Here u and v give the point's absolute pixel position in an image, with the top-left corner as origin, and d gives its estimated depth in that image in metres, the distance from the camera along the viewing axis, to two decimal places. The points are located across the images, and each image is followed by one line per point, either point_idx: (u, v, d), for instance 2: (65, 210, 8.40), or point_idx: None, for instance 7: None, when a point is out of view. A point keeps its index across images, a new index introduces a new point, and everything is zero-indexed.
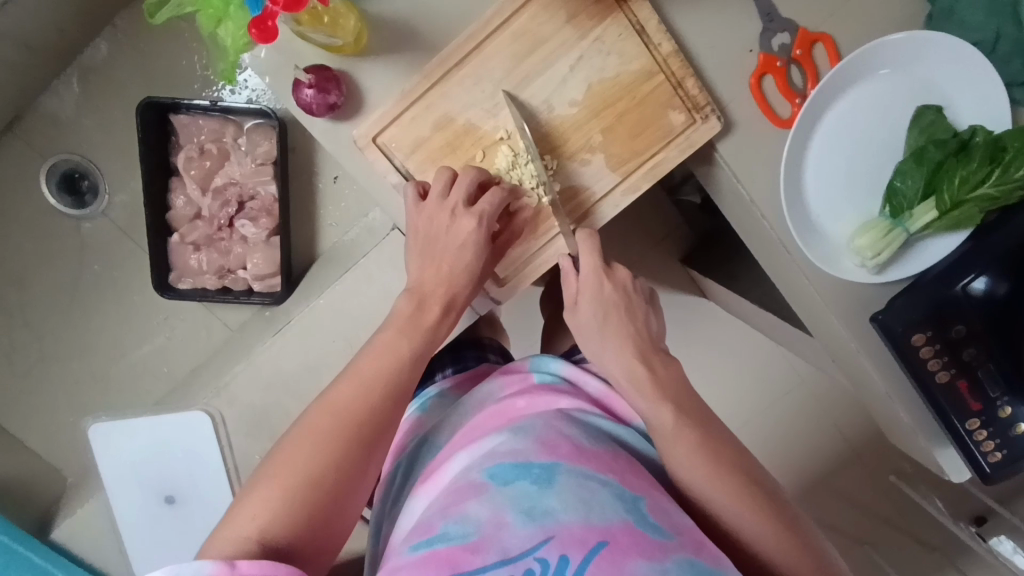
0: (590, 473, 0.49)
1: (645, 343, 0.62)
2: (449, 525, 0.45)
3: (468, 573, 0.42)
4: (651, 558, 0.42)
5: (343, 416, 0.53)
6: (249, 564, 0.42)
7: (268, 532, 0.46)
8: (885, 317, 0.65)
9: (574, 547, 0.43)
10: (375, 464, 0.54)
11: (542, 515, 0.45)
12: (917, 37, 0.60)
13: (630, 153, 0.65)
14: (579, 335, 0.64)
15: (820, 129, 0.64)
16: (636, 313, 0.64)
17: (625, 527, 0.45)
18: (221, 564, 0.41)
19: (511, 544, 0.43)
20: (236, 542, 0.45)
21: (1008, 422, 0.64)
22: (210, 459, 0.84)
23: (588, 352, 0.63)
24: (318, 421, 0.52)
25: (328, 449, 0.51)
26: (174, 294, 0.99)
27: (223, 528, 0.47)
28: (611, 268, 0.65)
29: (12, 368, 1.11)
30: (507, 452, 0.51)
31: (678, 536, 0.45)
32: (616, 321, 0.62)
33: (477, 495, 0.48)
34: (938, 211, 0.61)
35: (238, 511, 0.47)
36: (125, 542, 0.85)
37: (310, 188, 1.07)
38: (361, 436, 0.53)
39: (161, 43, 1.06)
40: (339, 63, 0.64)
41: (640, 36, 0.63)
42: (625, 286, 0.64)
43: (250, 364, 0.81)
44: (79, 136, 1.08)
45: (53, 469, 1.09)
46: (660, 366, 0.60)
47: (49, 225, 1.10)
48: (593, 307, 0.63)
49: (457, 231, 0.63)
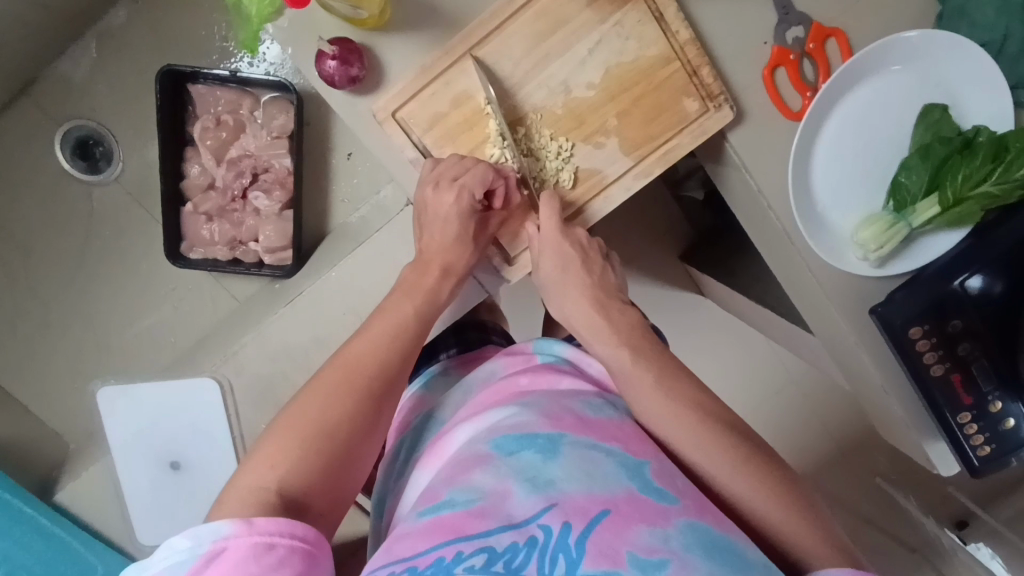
0: (595, 444, 0.50)
1: (603, 293, 0.67)
2: (454, 493, 0.47)
3: (473, 537, 0.43)
4: (654, 525, 0.43)
5: (349, 369, 0.55)
6: (266, 520, 0.44)
7: (286, 482, 0.48)
8: (885, 310, 0.66)
9: (577, 516, 0.44)
10: (382, 421, 0.56)
11: (546, 485, 0.46)
12: (927, 36, 0.62)
13: (644, 139, 0.66)
14: (545, 291, 0.68)
15: (829, 122, 0.65)
16: (593, 267, 0.67)
17: (629, 496, 0.45)
18: (238, 523, 0.43)
19: (516, 512, 0.45)
20: (255, 491, 0.47)
21: (998, 417, 0.66)
22: (216, 428, 0.82)
23: (555, 310, 0.68)
24: (329, 376, 0.55)
25: (339, 401, 0.53)
26: (186, 263, 0.99)
27: (241, 479, 0.48)
28: (571, 227, 0.67)
29: (17, 331, 1.12)
30: (511, 425, 0.53)
31: (682, 501, 0.46)
32: (575, 271, 0.66)
33: (482, 464, 0.49)
34: (941, 206, 0.63)
35: (254, 464, 0.49)
36: (127, 505, 0.84)
37: (323, 164, 1.07)
38: (373, 392, 0.55)
39: (181, 12, 1.06)
40: (361, 37, 0.65)
41: (658, 22, 0.64)
42: (581, 242, 0.66)
43: (260, 335, 0.80)
44: (95, 102, 1.08)
45: (54, 434, 1.08)
46: (618, 312, 0.65)
47: (59, 192, 1.10)
48: (553, 261, 0.66)
49: (439, 203, 0.64)
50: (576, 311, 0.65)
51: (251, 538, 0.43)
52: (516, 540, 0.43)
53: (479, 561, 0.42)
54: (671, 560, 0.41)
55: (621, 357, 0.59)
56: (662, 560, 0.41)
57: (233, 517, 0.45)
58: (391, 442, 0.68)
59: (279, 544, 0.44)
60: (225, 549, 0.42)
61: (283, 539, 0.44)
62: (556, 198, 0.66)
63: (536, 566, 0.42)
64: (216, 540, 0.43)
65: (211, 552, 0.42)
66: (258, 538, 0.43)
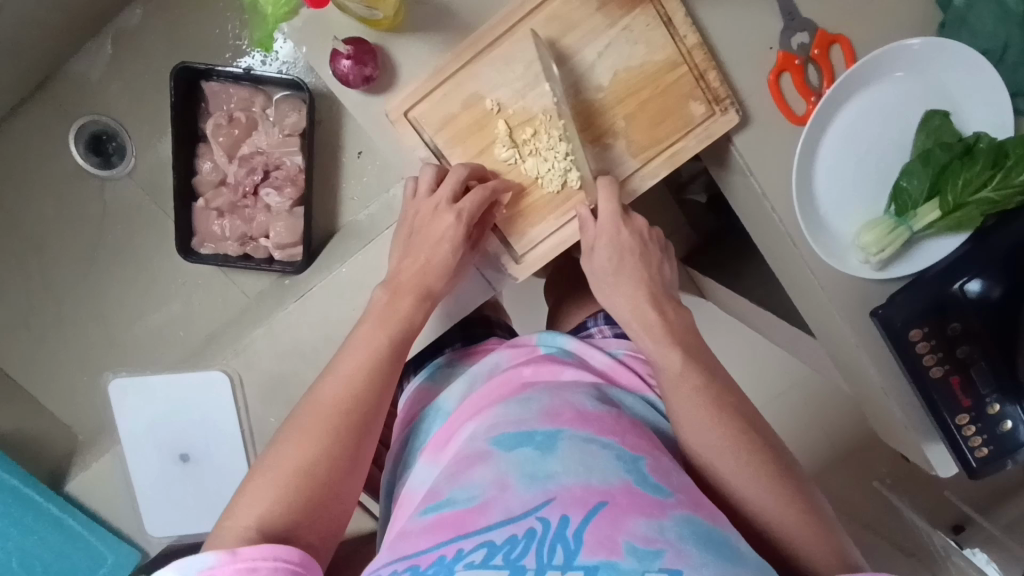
0: (593, 438, 0.51)
1: (658, 288, 0.65)
2: (455, 492, 0.48)
3: (474, 534, 0.44)
4: (649, 516, 0.44)
5: (325, 406, 0.56)
6: (250, 549, 0.46)
7: (267, 520, 0.50)
8: (886, 311, 0.67)
9: (574, 508, 0.45)
10: (364, 453, 0.56)
11: (545, 478, 0.47)
12: (929, 44, 0.63)
13: (651, 141, 0.67)
14: (594, 279, 0.67)
15: (832, 127, 0.66)
16: (650, 260, 0.67)
17: (625, 488, 0.46)
18: (222, 553, 0.45)
19: (515, 505, 0.46)
20: (238, 532, 0.49)
21: (995, 419, 0.67)
22: (226, 421, 0.83)
23: (604, 300, 0.66)
24: (304, 414, 0.56)
25: (316, 437, 0.54)
26: (197, 258, 1.00)
27: (227, 522, 0.50)
28: (631, 216, 0.67)
29: (28, 325, 1.13)
30: (510, 422, 0.54)
31: (678, 495, 0.47)
32: (630, 263, 0.65)
33: (482, 461, 0.50)
34: (942, 211, 0.64)
35: (239, 505, 0.51)
36: (137, 495, 0.85)
37: (333, 162, 1.09)
38: (350, 422, 0.56)
39: (196, 10, 1.07)
40: (376, 37, 0.66)
41: (666, 27, 0.65)
42: (640, 232, 0.67)
43: (270, 330, 0.80)
44: (109, 98, 1.09)
45: (64, 427, 1.09)
46: (672, 311, 0.64)
47: (72, 187, 1.11)
48: (609, 252, 0.66)
49: (437, 228, 0.66)
50: (625, 307, 0.64)
51: (236, 565, 0.45)
52: (515, 532, 0.44)
53: (480, 556, 0.42)
54: (667, 550, 0.41)
55: (661, 353, 0.59)
56: (657, 549, 0.41)
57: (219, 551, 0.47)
58: (398, 434, 0.69)
59: (263, 567, 0.46)
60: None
61: (267, 563, 0.46)
62: (616, 182, 0.66)
63: (535, 556, 0.42)
64: (202, 570, 0.44)
65: None
66: (241, 564, 0.45)
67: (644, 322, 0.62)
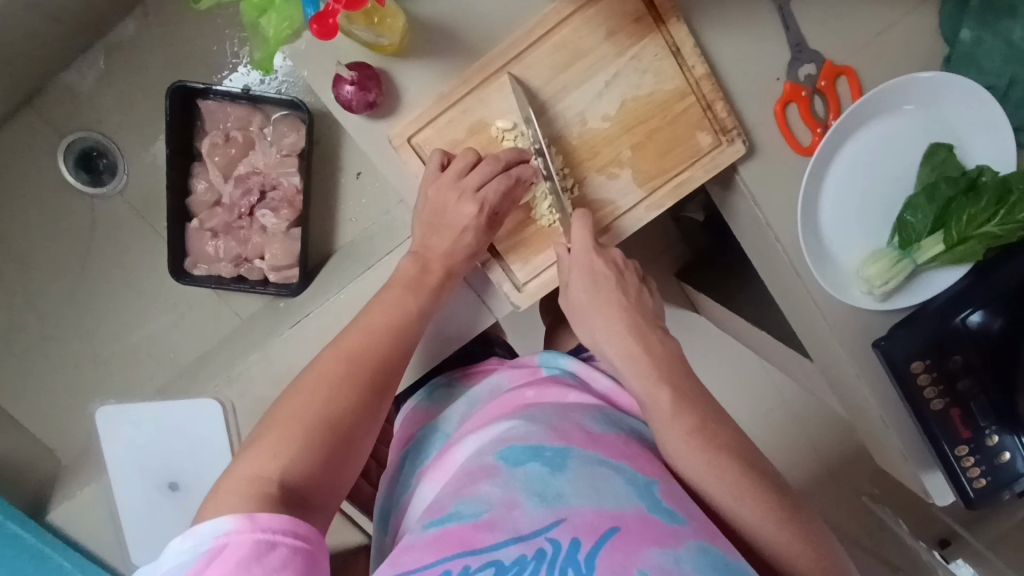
0: (604, 460, 0.50)
1: (639, 317, 0.64)
2: (461, 507, 0.46)
3: (480, 551, 0.43)
4: (665, 545, 0.42)
5: (354, 360, 0.57)
6: (268, 517, 0.45)
7: (289, 473, 0.50)
8: (888, 344, 0.66)
9: (585, 532, 0.43)
10: (383, 411, 0.58)
11: (555, 498, 0.46)
12: (940, 77, 0.63)
13: (658, 170, 0.67)
14: (575, 314, 0.66)
15: (838, 159, 0.66)
16: (628, 289, 0.65)
17: (638, 514, 0.45)
18: (241, 519, 0.44)
19: (523, 524, 0.44)
20: (251, 478, 0.48)
21: (993, 451, 0.67)
22: (217, 450, 0.81)
23: (586, 335, 0.66)
24: (329, 364, 0.56)
25: (339, 394, 0.55)
26: (190, 280, 0.98)
27: (240, 467, 0.50)
28: (604, 246, 0.65)
29: (12, 342, 1.10)
30: (518, 438, 0.53)
31: (692, 523, 0.45)
32: (605, 291, 0.64)
33: (490, 478, 0.49)
34: (946, 245, 0.64)
35: (254, 455, 0.50)
36: (122, 528, 0.82)
37: (331, 182, 1.07)
38: (372, 381, 0.57)
39: (193, 26, 1.05)
40: (380, 61, 0.65)
41: (675, 57, 0.64)
42: (615, 261, 0.65)
43: (265, 357, 0.79)
44: (101, 114, 1.07)
45: (45, 449, 1.06)
46: (649, 335, 0.62)
47: (60, 202, 1.08)
48: (582, 282, 0.64)
49: (460, 214, 0.64)
50: (611, 317, 0.63)
51: (253, 534, 0.44)
52: (524, 552, 0.43)
53: None
54: None
55: (662, 377, 0.58)
56: None
57: (236, 511, 0.45)
58: (395, 458, 0.67)
59: (281, 542, 0.44)
60: (226, 545, 0.43)
61: (285, 538, 0.45)
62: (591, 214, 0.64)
63: None
64: (218, 536, 0.43)
65: (215, 547, 0.43)
66: (259, 535, 0.44)
67: (644, 349, 0.61)
